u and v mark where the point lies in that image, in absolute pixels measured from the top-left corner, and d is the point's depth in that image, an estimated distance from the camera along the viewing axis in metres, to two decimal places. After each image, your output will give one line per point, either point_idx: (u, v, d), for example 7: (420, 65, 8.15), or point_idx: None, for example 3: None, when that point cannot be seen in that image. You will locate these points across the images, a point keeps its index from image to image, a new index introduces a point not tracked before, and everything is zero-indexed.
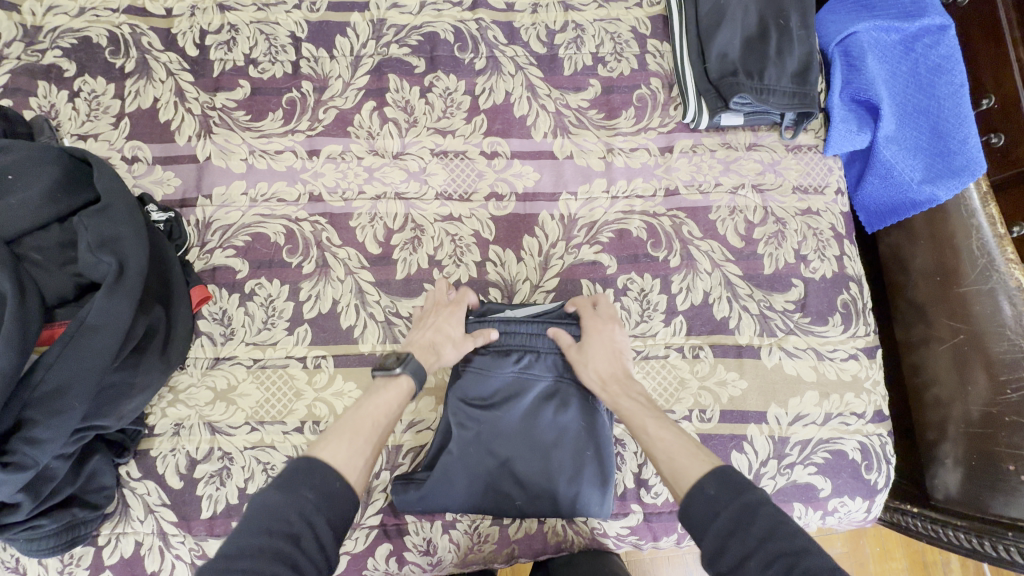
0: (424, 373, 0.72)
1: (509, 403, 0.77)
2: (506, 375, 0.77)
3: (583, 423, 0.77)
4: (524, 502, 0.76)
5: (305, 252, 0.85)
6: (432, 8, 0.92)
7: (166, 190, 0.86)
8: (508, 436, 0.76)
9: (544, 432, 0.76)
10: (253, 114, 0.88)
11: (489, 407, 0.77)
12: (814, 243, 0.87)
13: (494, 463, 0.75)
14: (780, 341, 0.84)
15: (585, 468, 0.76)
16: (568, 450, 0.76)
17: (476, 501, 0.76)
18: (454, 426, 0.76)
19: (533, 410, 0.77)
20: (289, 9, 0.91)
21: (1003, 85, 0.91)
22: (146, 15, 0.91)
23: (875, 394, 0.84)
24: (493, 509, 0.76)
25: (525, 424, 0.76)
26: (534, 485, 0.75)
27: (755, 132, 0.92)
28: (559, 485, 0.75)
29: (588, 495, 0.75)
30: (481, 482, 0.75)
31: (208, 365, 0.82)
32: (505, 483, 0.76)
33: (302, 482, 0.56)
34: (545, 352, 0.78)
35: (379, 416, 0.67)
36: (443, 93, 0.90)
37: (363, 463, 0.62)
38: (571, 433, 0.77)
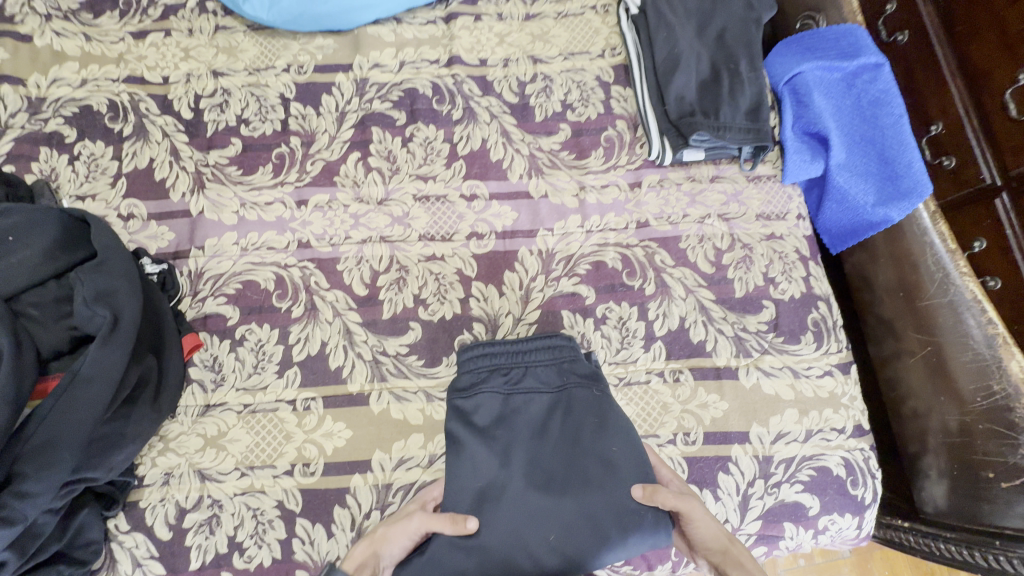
0: None
1: (512, 427, 0.78)
2: (504, 398, 0.79)
3: (590, 428, 0.77)
4: (564, 538, 0.72)
5: (294, 296, 0.88)
6: (411, 66, 0.99)
7: (160, 243, 0.90)
8: (522, 464, 0.76)
9: (554, 451, 0.77)
10: (244, 169, 0.93)
11: (490, 437, 0.77)
12: (781, 266, 0.91)
13: (516, 496, 0.73)
14: (756, 361, 0.87)
15: (617, 477, 0.74)
16: (590, 457, 0.76)
17: (514, 552, 0.71)
18: (462, 468, 0.75)
19: (538, 426, 0.78)
20: (278, 72, 0.98)
21: (947, 115, 1.19)
22: (145, 84, 0.98)
23: (853, 410, 0.86)
24: (528, 559, 0.71)
25: (533, 444, 0.77)
26: (566, 510, 0.73)
27: (717, 165, 0.97)
28: (593, 501, 0.73)
29: (634, 510, 0.72)
30: (508, 530, 0.72)
31: (199, 413, 0.83)
32: (532, 524, 0.72)
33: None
34: (533, 365, 0.81)
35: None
36: (424, 142, 0.96)
37: None
38: (586, 437, 0.77)
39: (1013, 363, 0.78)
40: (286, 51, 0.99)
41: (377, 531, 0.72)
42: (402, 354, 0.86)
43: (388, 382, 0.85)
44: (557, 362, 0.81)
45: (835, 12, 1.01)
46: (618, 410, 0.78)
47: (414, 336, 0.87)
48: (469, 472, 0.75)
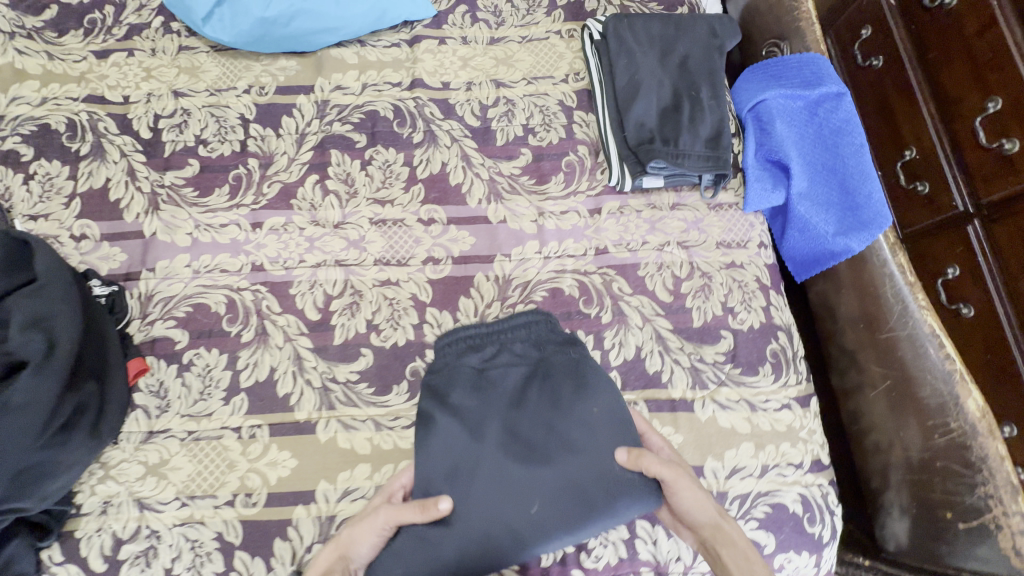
0: None
1: (486, 401, 0.75)
2: (478, 371, 0.77)
3: (568, 397, 0.75)
4: (547, 508, 0.70)
5: (245, 320, 0.87)
6: (373, 89, 0.99)
7: (112, 265, 0.89)
8: (497, 438, 0.73)
9: (532, 423, 0.74)
10: (200, 190, 0.92)
11: (464, 413, 0.75)
12: (740, 296, 0.90)
13: (492, 470, 0.71)
14: (713, 394, 0.85)
15: (600, 442, 0.73)
16: (572, 423, 0.74)
17: (492, 525, 0.69)
18: (434, 447, 0.72)
19: (515, 396, 0.76)
20: (239, 93, 0.98)
21: (921, 140, 1.18)
22: (105, 103, 0.97)
23: (811, 444, 0.85)
24: (509, 533, 0.69)
25: (509, 417, 0.75)
26: (547, 480, 0.71)
27: (678, 193, 0.96)
28: (574, 469, 0.71)
29: (619, 477, 0.71)
30: (486, 505, 0.70)
31: (142, 440, 0.81)
32: (511, 498, 0.70)
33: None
34: (511, 340, 0.79)
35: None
36: (383, 165, 0.95)
37: None
38: (567, 402, 0.75)
39: (971, 401, 0.76)
40: (248, 72, 0.99)
41: (341, 537, 0.69)
42: (352, 382, 0.85)
43: (337, 410, 0.83)
44: (532, 330, 0.80)
45: (798, 41, 1.01)
46: (596, 372, 0.77)
47: (365, 363, 0.86)
48: (441, 447, 0.73)
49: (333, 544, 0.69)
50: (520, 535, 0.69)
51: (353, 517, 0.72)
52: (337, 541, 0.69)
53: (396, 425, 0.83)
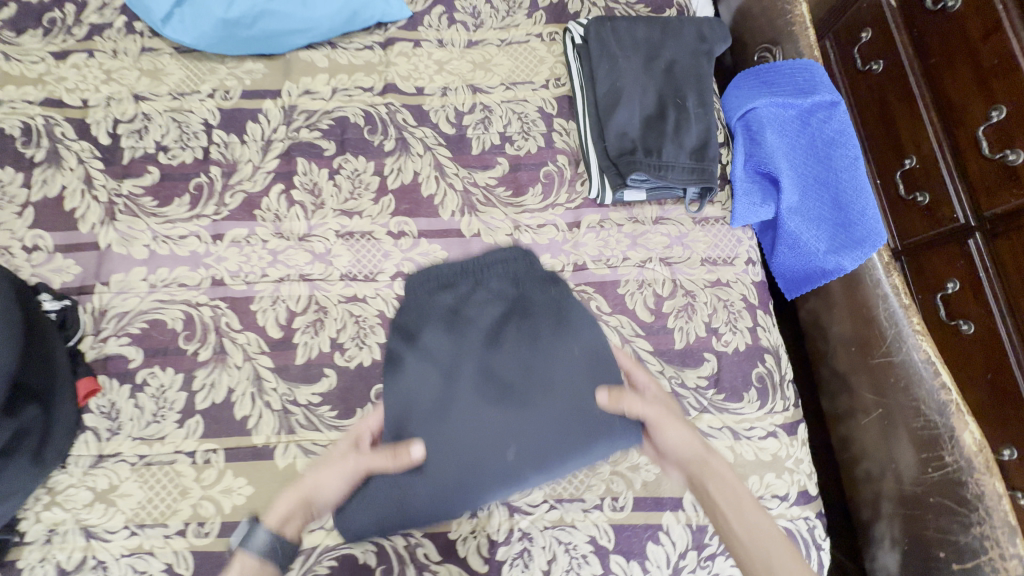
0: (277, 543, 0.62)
1: (459, 339, 0.70)
2: (451, 308, 0.72)
3: (548, 333, 0.69)
4: (526, 451, 0.64)
5: (202, 338, 0.83)
6: (343, 94, 0.94)
7: (65, 278, 0.85)
8: (471, 378, 0.67)
9: (508, 362, 0.68)
10: (159, 200, 0.88)
11: (434, 351, 0.69)
12: (725, 316, 0.86)
13: (465, 411, 0.65)
14: (694, 421, 0.81)
15: (580, 380, 0.67)
16: (552, 362, 0.68)
17: (466, 469, 0.63)
18: (402, 386, 0.67)
19: (490, 334, 0.70)
20: (203, 97, 0.93)
21: (921, 149, 1.13)
22: (62, 106, 0.92)
23: (798, 474, 0.80)
24: (484, 477, 0.64)
25: (483, 355, 0.69)
26: (525, 422, 0.65)
27: (661, 206, 0.92)
28: (554, 411, 0.65)
29: (602, 420, 0.66)
30: (459, 449, 0.64)
31: (90, 464, 0.77)
32: (486, 442, 0.64)
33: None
34: (485, 278, 0.74)
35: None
36: (351, 174, 0.90)
37: None
38: (547, 339, 0.69)
39: (967, 434, 0.70)
40: (213, 75, 0.94)
41: (304, 481, 0.67)
42: (314, 404, 0.81)
43: (297, 434, 0.79)
44: (510, 267, 0.75)
45: (791, 46, 0.96)
46: (578, 309, 0.72)
47: (328, 384, 0.81)
48: (407, 386, 0.67)
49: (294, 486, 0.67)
50: (498, 478, 0.64)
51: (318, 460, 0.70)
52: (299, 485, 0.67)
53: None
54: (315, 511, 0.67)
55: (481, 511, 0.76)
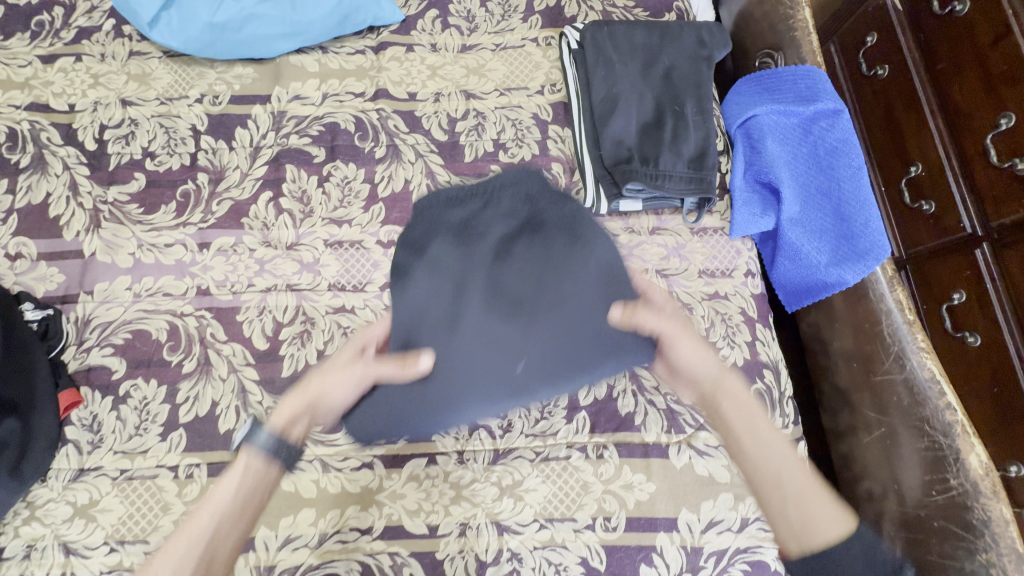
0: (279, 447, 0.64)
1: (469, 255, 0.72)
2: (463, 224, 0.75)
3: (558, 250, 0.72)
4: (533, 364, 0.69)
5: (187, 349, 0.81)
6: (334, 99, 0.92)
7: (49, 286, 0.83)
8: (482, 291, 0.71)
9: (519, 276, 0.71)
10: (146, 207, 0.87)
11: (446, 267, 0.72)
12: (723, 330, 0.83)
13: (477, 322, 0.69)
14: (689, 438, 0.78)
15: (588, 296, 0.71)
16: (563, 277, 0.71)
17: (476, 376, 0.68)
18: (413, 298, 0.71)
19: (501, 250, 0.73)
20: (191, 102, 0.92)
21: (927, 156, 1.10)
22: (49, 111, 0.91)
23: None
24: (493, 383, 0.68)
25: (494, 271, 0.72)
26: (533, 333, 0.69)
27: (659, 216, 0.90)
28: (562, 324, 0.70)
29: (610, 334, 0.70)
30: (469, 357, 0.68)
31: (71, 478, 0.75)
32: (495, 350, 0.68)
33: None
34: (500, 194, 0.77)
35: (206, 520, 0.61)
36: (341, 182, 0.89)
37: None
38: (558, 254, 0.72)
39: (973, 457, 0.68)
40: (201, 80, 0.93)
41: (309, 385, 0.69)
42: None
43: None
44: (522, 185, 0.77)
45: (794, 51, 0.93)
46: (590, 227, 0.75)
47: None
48: (420, 300, 0.70)
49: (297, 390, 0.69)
50: (505, 389, 0.68)
51: (317, 366, 0.71)
52: (305, 389, 0.69)
53: (344, 466, 0.77)
54: (320, 413, 0.70)
55: (470, 530, 0.74)
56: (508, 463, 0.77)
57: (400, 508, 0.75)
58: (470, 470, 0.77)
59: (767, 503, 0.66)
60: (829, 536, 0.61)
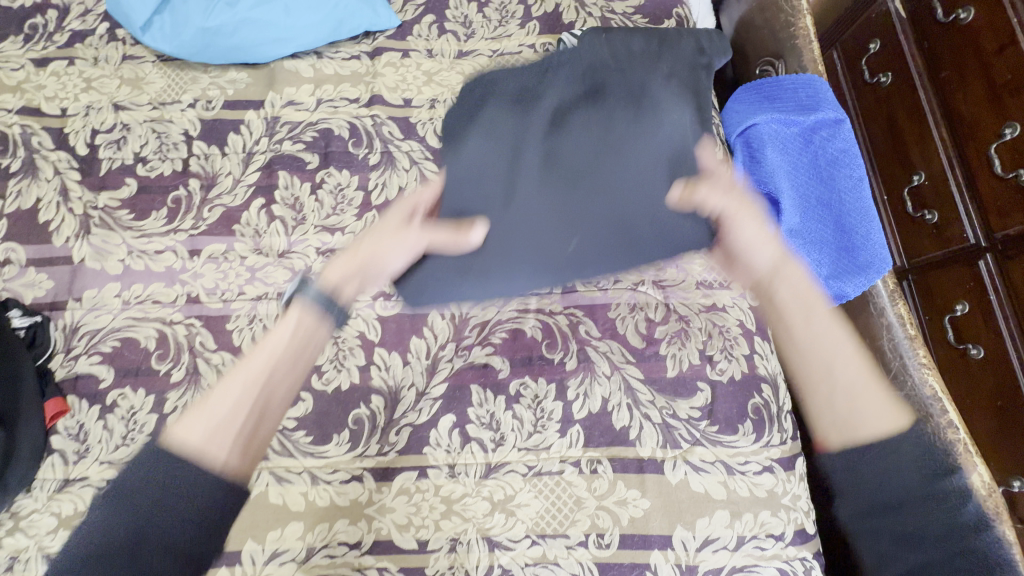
0: (328, 302, 0.65)
1: (528, 125, 0.75)
2: (520, 102, 0.76)
3: (624, 125, 0.75)
4: (586, 242, 0.73)
5: (176, 357, 0.80)
6: (328, 105, 0.91)
7: (37, 293, 0.82)
8: (540, 164, 0.74)
9: (578, 148, 0.74)
10: (136, 213, 0.86)
11: (502, 140, 0.74)
12: (720, 342, 0.82)
13: (539, 194, 0.73)
14: (685, 454, 0.77)
15: (643, 174, 0.74)
16: (627, 151, 0.74)
17: (536, 250, 0.73)
18: (471, 168, 0.73)
19: (558, 122, 0.75)
20: (184, 107, 0.91)
21: (930, 165, 1.09)
22: (40, 115, 0.90)
23: (795, 512, 0.76)
24: (550, 257, 0.73)
25: (551, 144, 0.75)
26: (596, 211, 0.73)
27: None
28: (624, 200, 0.74)
29: (666, 215, 0.74)
30: (528, 233, 0.73)
31: (56, 488, 0.74)
32: (554, 224, 0.73)
33: (152, 474, 0.50)
34: (559, 69, 0.78)
35: (261, 370, 0.60)
36: (334, 189, 0.87)
37: (236, 430, 0.55)
38: (621, 129, 0.75)
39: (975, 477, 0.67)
40: (195, 85, 0.92)
41: (360, 250, 0.71)
42: (287, 429, 0.77)
43: (270, 461, 0.76)
44: (583, 59, 0.79)
45: (794, 60, 0.92)
46: (657, 96, 0.77)
47: (304, 409, 0.78)
48: (474, 167, 0.73)
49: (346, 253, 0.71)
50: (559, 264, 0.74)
51: (367, 233, 0.73)
52: (356, 251, 0.71)
53: (333, 479, 0.75)
54: (368, 275, 0.71)
55: (460, 546, 0.73)
56: (500, 477, 0.75)
57: (389, 523, 0.73)
58: (461, 484, 0.75)
59: (815, 395, 0.66)
60: (879, 433, 0.63)
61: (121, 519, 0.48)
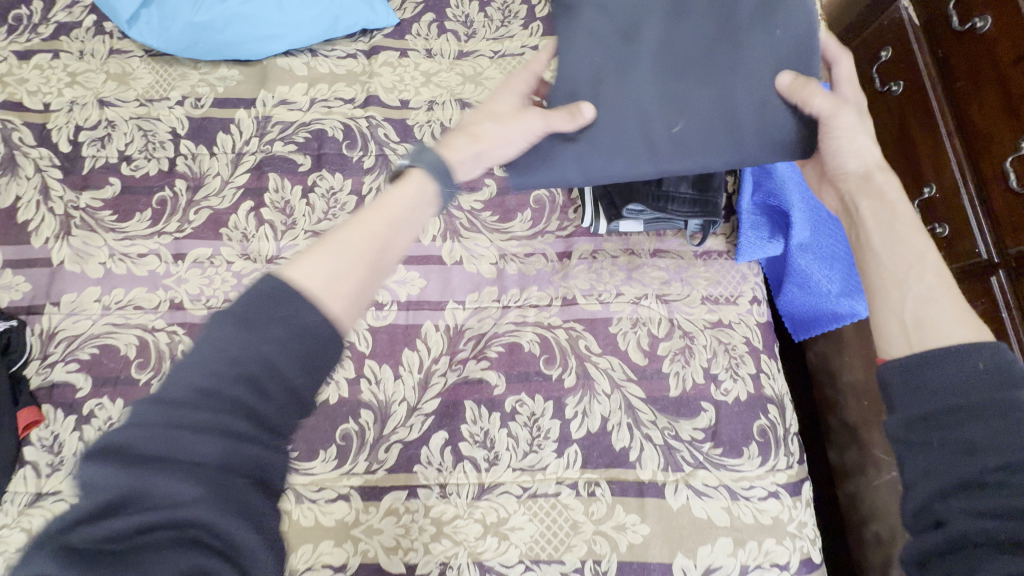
0: (443, 172, 0.57)
1: (643, 1, 0.67)
2: None
3: (751, 4, 0.64)
4: (691, 129, 0.63)
5: (157, 366, 0.76)
6: (322, 105, 0.88)
7: (13, 297, 0.79)
8: (651, 44, 0.66)
9: (694, 31, 0.65)
10: (120, 214, 0.82)
11: (616, 17, 0.67)
12: (726, 361, 0.78)
13: (643, 75, 0.65)
14: (687, 477, 0.73)
15: (755, 62, 0.63)
16: (745, 36, 0.63)
17: (632, 134, 0.64)
18: (580, 46, 0.66)
19: (677, 0, 0.66)
20: (173, 105, 0.87)
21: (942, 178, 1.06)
22: (22, 110, 0.86)
23: (801, 540, 0.73)
24: (647, 144, 0.64)
25: (668, 22, 0.66)
26: (696, 100, 0.64)
27: (660, 238, 0.85)
28: (731, 89, 0.63)
29: (773, 115, 0.62)
30: (626, 115, 0.64)
31: (28, 503, 0.71)
32: (655, 110, 0.64)
33: (266, 309, 0.42)
34: None
35: (380, 227, 0.52)
36: (327, 193, 0.84)
37: (351, 291, 0.48)
38: (743, 14, 0.64)
39: None
40: (184, 81, 0.88)
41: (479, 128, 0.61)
42: None
43: None
44: None
45: None
46: None
47: None
48: (590, 40, 0.66)
49: (462, 132, 0.61)
50: (649, 156, 0.64)
51: (484, 113, 0.63)
52: (479, 130, 0.61)
53: (319, 497, 0.72)
54: (484, 160, 0.61)
55: (450, 570, 0.69)
56: (494, 498, 0.72)
57: (376, 544, 0.70)
58: (453, 505, 0.71)
59: (882, 296, 0.53)
60: (951, 344, 0.47)
61: (229, 357, 0.40)
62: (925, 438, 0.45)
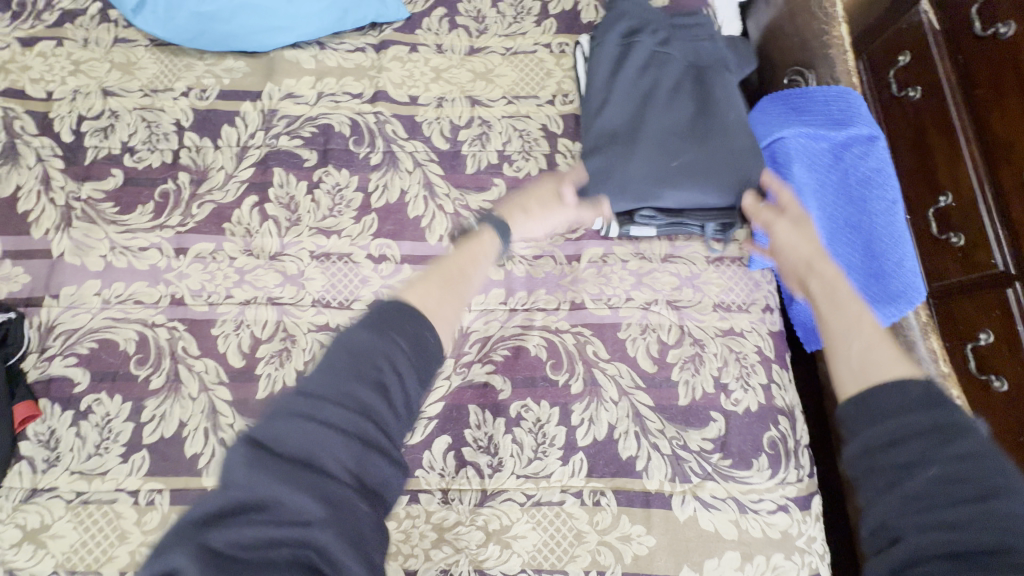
0: (506, 230, 0.71)
1: (642, 79, 0.84)
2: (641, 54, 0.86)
3: (722, 91, 0.84)
4: (687, 168, 0.78)
5: (156, 362, 0.75)
6: (329, 99, 0.86)
7: (11, 288, 0.77)
8: (653, 110, 0.82)
9: (684, 105, 0.82)
10: (121, 206, 0.81)
11: (621, 88, 0.83)
12: (737, 370, 0.77)
13: (647, 130, 0.80)
14: (695, 489, 0.72)
15: (732, 131, 0.81)
16: (721, 111, 0.82)
17: (639, 174, 0.78)
18: (594, 114, 0.83)
19: (670, 81, 0.84)
20: (177, 96, 0.86)
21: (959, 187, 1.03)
22: (24, 98, 0.85)
23: (811, 555, 0.71)
24: (652, 182, 0.78)
25: (662, 95, 0.83)
26: (689, 151, 0.79)
27: (672, 243, 0.83)
28: (716, 148, 0.79)
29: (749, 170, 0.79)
30: (634, 158, 0.78)
31: (22, 499, 0.69)
32: (657, 156, 0.79)
33: (397, 327, 0.50)
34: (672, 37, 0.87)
35: (467, 271, 0.65)
36: (332, 189, 0.82)
37: (451, 318, 0.58)
38: (719, 97, 0.83)
39: None
40: (189, 72, 0.87)
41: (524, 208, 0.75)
42: None
43: None
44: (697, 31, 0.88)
45: (826, 70, 0.87)
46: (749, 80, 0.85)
47: None
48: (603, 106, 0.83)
49: (516, 207, 0.75)
50: (660, 181, 0.78)
51: (524, 195, 0.77)
52: (523, 209, 0.75)
53: None
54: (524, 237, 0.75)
55: None
56: (497, 505, 0.70)
57: None
58: (455, 511, 0.70)
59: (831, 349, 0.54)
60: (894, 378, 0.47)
61: (359, 356, 0.48)
62: (885, 463, 0.43)
